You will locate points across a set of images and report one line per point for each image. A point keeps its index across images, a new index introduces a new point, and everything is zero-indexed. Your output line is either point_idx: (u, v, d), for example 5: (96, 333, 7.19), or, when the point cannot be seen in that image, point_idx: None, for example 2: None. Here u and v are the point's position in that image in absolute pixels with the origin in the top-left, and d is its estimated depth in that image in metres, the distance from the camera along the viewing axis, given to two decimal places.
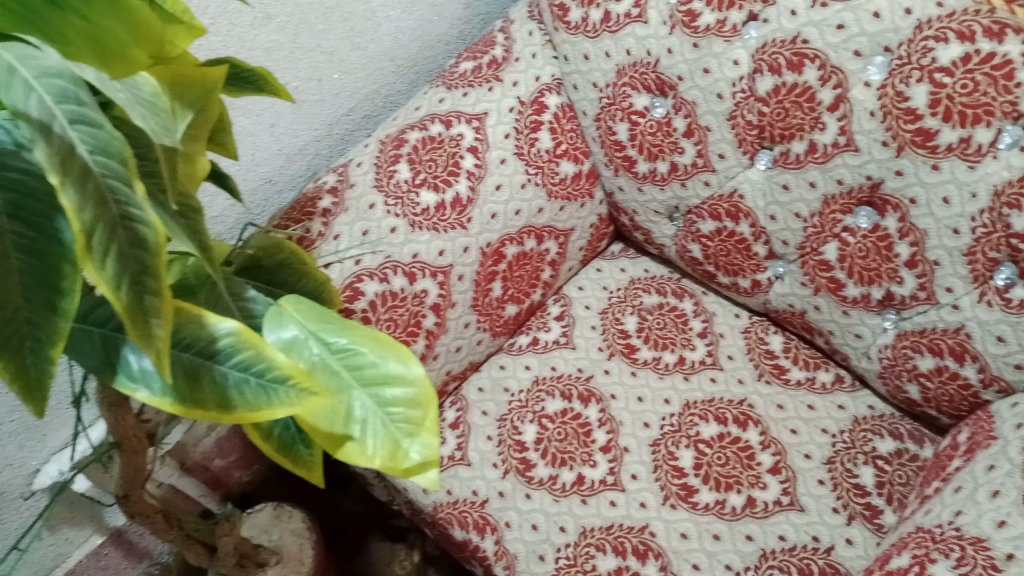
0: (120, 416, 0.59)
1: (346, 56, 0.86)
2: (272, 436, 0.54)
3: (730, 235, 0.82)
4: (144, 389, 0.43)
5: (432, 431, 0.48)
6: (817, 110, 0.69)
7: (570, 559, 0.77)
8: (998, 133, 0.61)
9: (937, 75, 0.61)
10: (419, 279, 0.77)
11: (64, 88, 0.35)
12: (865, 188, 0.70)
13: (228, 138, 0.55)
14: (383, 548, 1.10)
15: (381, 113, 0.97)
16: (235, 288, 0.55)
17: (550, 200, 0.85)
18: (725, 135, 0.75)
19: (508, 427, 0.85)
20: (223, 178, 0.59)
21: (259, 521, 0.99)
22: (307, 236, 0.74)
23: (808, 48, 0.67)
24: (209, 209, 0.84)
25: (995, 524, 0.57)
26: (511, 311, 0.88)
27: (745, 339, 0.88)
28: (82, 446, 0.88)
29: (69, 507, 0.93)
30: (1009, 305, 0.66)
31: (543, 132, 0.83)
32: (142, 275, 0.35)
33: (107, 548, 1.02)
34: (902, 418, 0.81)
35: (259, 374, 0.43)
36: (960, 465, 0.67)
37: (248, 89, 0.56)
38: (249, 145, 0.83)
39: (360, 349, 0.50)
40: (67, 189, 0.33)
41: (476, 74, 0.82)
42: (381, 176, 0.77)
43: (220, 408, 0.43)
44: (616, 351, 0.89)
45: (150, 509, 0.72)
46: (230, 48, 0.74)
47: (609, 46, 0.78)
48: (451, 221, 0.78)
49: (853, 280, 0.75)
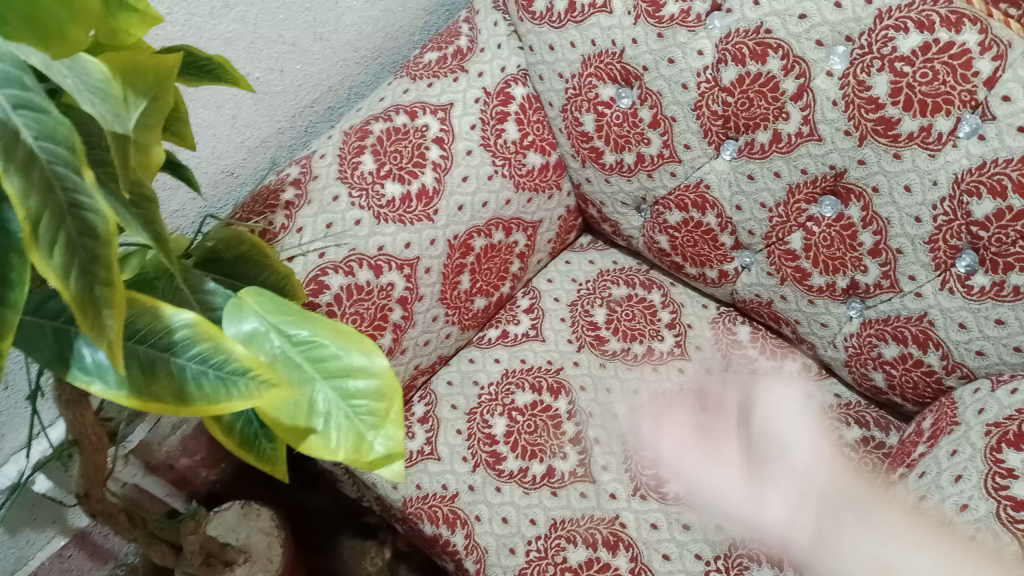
0: (79, 414, 0.57)
1: (309, 47, 0.85)
2: (234, 430, 0.53)
3: (697, 226, 0.82)
4: (99, 382, 0.41)
5: (397, 423, 0.48)
6: (781, 100, 0.69)
7: (540, 552, 0.77)
8: (958, 122, 0.61)
9: (898, 65, 0.62)
10: (386, 272, 0.77)
11: (6, 71, 0.34)
12: (829, 177, 0.71)
13: (185, 128, 0.54)
14: (354, 545, 1.10)
15: (345, 105, 0.96)
16: (193, 280, 0.53)
17: (518, 191, 0.84)
18: (691, 125, 0.75)
19: (478, 420, 0.84)
20: (181, 169, 0.57)
21: (226, 520, 0.97)
22: (270, 229, 0.73)
23: (771, 38, 0.67)
24: (168, 204, 0.83)
25: (958, 507, 0.58)
26: (479, 305, 0.88)
27: (713, 329, 0.89)
28: (41, 446, 0.85)
29: (30, 509, 0.91)
30: (970, 292, 0.66)
31: (510, 123, 0.83)
32: (91, 264, 0.34)
33: (69, 550, 1.00)
34: (868, 405, 0.82)
35: (218, 367, 0.42)
36: (924, 450, 0.67)
37: (206, 78, 0.55)
38: (209, 137, 0.82)
39: (323, 341, 0.49)
40: (11, 175, 0.32)
41: (441, 64, 0.82)
42: (345, 168, 0.76)
43: (178, 402, 0.42)
44: (585, 343, 0.89)
45: (112, 508, 0.70)
46: (189, 39, 0.73)
47: (575, 36, 0.78)
48: (418, 213, 0.78)
49: (818, 269, 0.75)
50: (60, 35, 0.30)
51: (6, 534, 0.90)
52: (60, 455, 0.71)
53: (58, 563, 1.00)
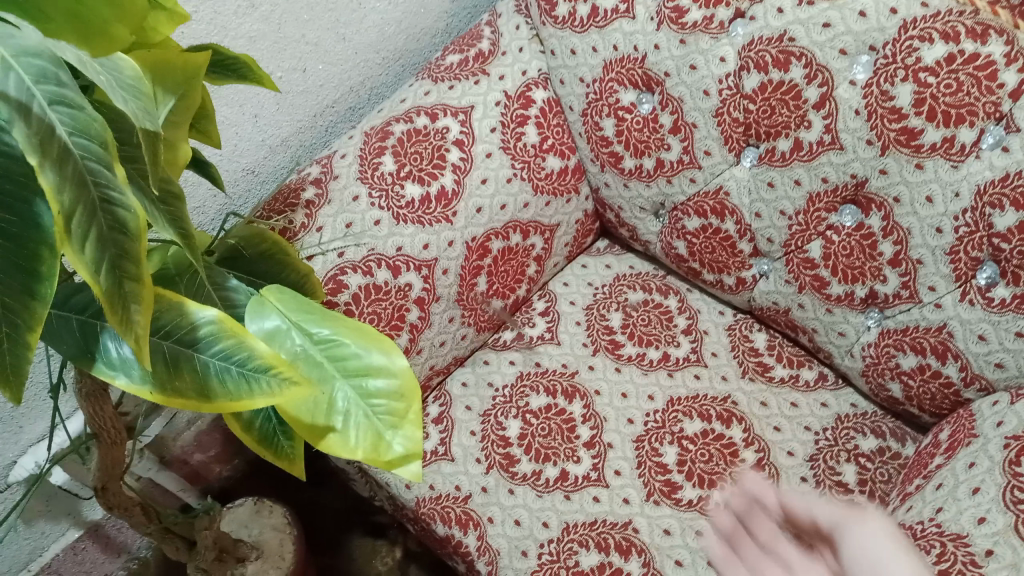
0: (99, 407, 0.58)
1: (331, 48, 0.86)
2: (253, 426, 0.53)
3: (715, 232, 0.82)
4: (123, 377, 0.42)
5: (415, 424, 0.48)
6: (803, 108, 0.69)
7: (552, 555, 0.77)
8: (981, 133, 0.61)
9: (921, 75, 0.62)
10: (404, 272, 0.77)
11: (44, 67, 0.34)
12: (850, 186, 0.70)
13: (210, 125, 0.54)
14: (364, 544, 1.10)
15: (365, 105, 0.97)
16: (216, 277, 0.53)
17: (536, 194, 0.84)
18: (711, 132, 0.75)
19: (492, 422, 0.84)
20: (205, 166, 0.57)
21: (239, 516, 0.98)
22: (290, 227, 0.74)
23: (794, 46, 0.67)
24: (188, 201, 0.83)
25: (975, 520, 0.58)
26: (495, 307, 0.88)
27: (729, 336, 0.88)
28: (59, 439, 0.86)
29: (46, 501, 0.91)
30: (990, 304, 0.66)
31: (530, 126, 0.83)
32: (121, 260, 0.35)
33: (84, 542, 1.01)
34: (884, 416, 0.82)
35: (241, 364, 0.42)
36: (941, 462, 0.67)
37: (231, 77, 0.56)
38: (231, 135, 0.82)
39: (343, 340, 0.50)
40: (46, 169, 0.32)
41: (463, 67, 0.82)
42: (366, 168, 0.77)
43: (201, 397, 0.42)
44: (600, 347, 0.89)
45: (128, 502, 0.71)
46: (214, 37, 0.73)
47: (597, 41, 0.78)
48: (437, 215, 0.78)
49: (837, 278, 0.75)
50: (103, 34, 0.31)
51: (22, 525, 0.91)
52: (78, 448, 0.71)
53: (72, 555, 1.01)
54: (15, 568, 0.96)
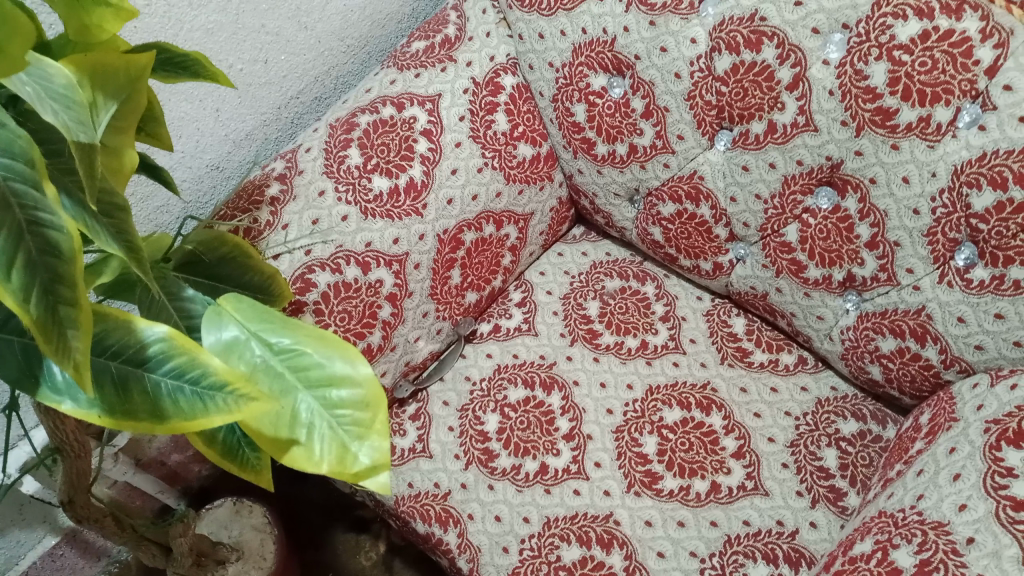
0: (59, 422, 0.56)
1: (293, 37, 0.83)
2: (216, 440, 0.51)
3: (691, 217, 0.80)
4: (69, 401, 0.40)
5: (381, 433, 0.46)
6: (776, 90, 0.67)
7: (534, 550, 0.76)
8: (958, 111, 0.60)
9: (896, 53, 0.60)
10: (374, 269, 0.75)
11: None
12: (826, 168, 0.69)
13: (161, 128, 0.52)
14: (347, 539, 1.09)
15: (332, 95, 0.94)
16: (172, 287, 0.52)
17: (508, 183, 0.83)
18: (684, 115, 0.74)
19: (470, 417, 0.83)
20: (157, 171, 0.54)
21: (218, 517, 0.97)
22: (254, 226, 0.72)
23: (765, 26, 0.65)
24: (150, 201, 0.81)
25: (956, 507, 0.57)
26: (470, 299, 0.86)
27: (707, 322, 0.87)
28: (25, 448, 0.84)
29: (19, 510, 0.90)
30: (969, 286, 0.65)
31: (500, 113, 0.81)
32: (54, 283, 0.33)
33: (62, 549, 1.00)
34: (864, 399, 0.81)
35: (194, 382, 0.41)
36: (921, 447, 0.67)
37: (183, 75, 0.53)
38: (193, 131, 0.80)
39: (304, 350, 0.48)
40: None
41: (429, 53, 0.80)
42: (331, 162, 0.74)
43: (153, 419, 0.40)
44: (578, 336, 0.87)
45: (97, 513, 0.69)
46: (168, 31, 0.71)
47: (565, 24, 0.76)
48: (406, 208, 0.76)
49: (815, 262, 0.74)
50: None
51: None
52: (44, 460, 0.69)
53: (50, 562, 1.00)
54: None
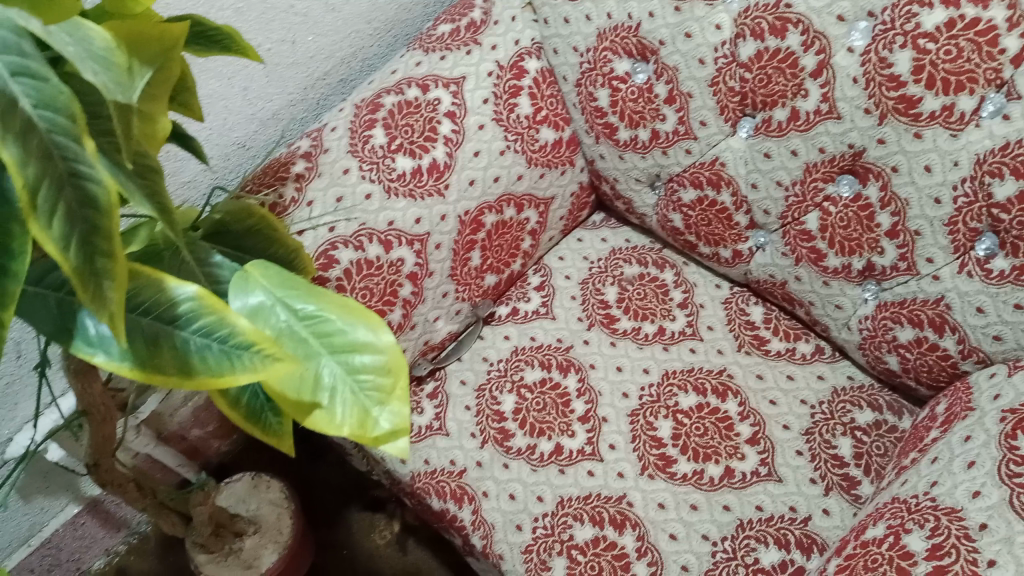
0: (87, 384, 0.57)
1: (321, 18, 0.84)
2: (240, 403, 0.52)
3: (711, 204, 0.81)
4: (101, 354, 0.41)
5: (402, 399, 0.47)
6: (800, 77, 0.67)
7: (547, 528, 0.76)
8: (981, 101, 0.60)
9: (920, 41, 0.60)
10: (396, 247, 0.76)
11: (5, 38, 0.34)
12: (848, 156, 0.69)
13: (192, 99, 0.53)
14: (362, 518, 1.10)
15: (358, 77, 0.95)
16: (199, 253, 0.53)
17: (530, 167, 0.83)
18: (707, 102, 0.74)
19: (486, 397, 0.84)
20: (188, 140, 0.56)
21: (236, 491, 0.98)
22: (280, 202, 0.73)
23: (790, 13, 0.66)
24: (178, 176, 0.83)
25: (970, 494, 0.57)
26: (490, 282, 0.87)
27: (725, 309, 0.88)
28: (51, 416, 0.86)
29: (43, 477, 0.92)
30: (989, 276, 0.65)
31: (523, 97, 0.81)
32: (92, 236, 0.34)
33: (83, 518, 1.02)
34: (881, 389, 0.81)
35: (222, 340, 0.42)
36: (937, 436, 0.67)
37: (215, 48, 0.54)
38: (221, 109, 0.81)
39: (328, 316, 0.49)
40: (7, 142, 0.32)
41: (454, 37, 0.80)
42: (356, 141, 0.75)
43: (182, 375, 0.41)
44: (595, 321, 0.88)
45: (121, 478, 0.71)
46: (199, 8, 0.72)
47: (590, 9, 0.77)
48: (428, 188, 0.77)
49: (834, 250, 0.74)
50: None
51: (20, 501, 0.92)
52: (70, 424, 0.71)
53: (72, 531, 1.02)
54: (15, 543, 0.97)
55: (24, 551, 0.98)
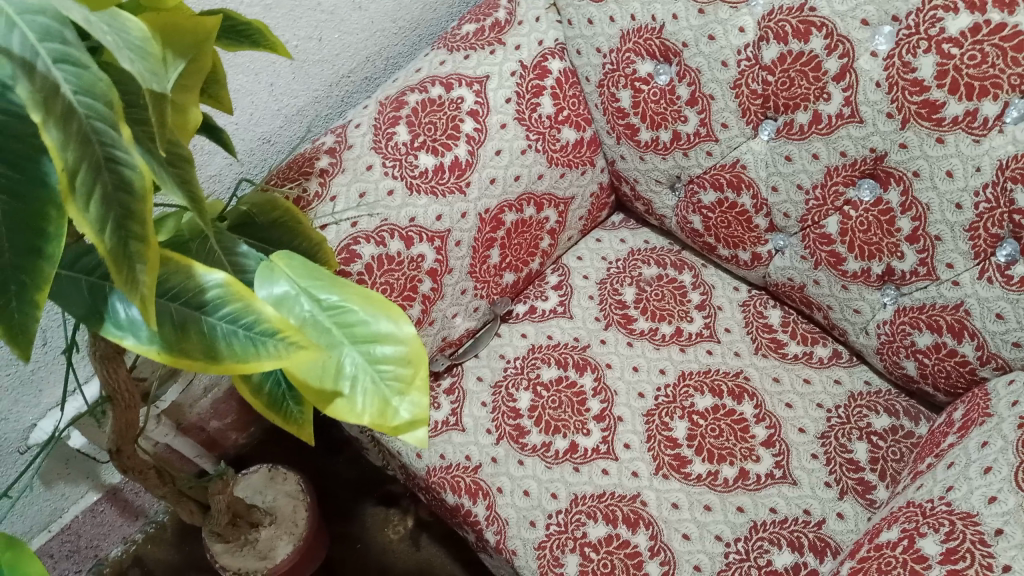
0: (112, 369, 0.58)
1: (347, 16, 0.85)
2: (262, 391, 0.53)
3: (731, 207, 0.81)
4: (131, 337, 0.42)
5: (421, 390, 0.48)
6: (823, 80, 0.68)
7: (561, 525, 0.77)
8: (1005, 107, 0.60)
9: (945, 46, 0.60)
10: (416, 243, 0.77)
11: (47, 25, 0.34)
12: (869, 160, 0.69)
13: (222, 91, 0.54)
14: (376, 513, 1.11)
15: (382, 75, 0.96)
16: (225, 242, 0.54)
17: (551, 166, 0.84)
18: (729, 104, 0.74)
19: (503, 394, 0.85)
20: (217, 132, 0.56)
21: (253, 483, 0.99)
22: (304, 196, 0.74)
23: (814, 16, 0.66)
24: (204, 169, 0.84)
25: (986, 499, 0.57)
26: (508, 280, 0.88)
27: (743, 312, 0.88)
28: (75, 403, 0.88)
29: (64, 463, 0.94)
30: (1009, 282, 0.65)
31: (546, 97, 0.82)
32: (126, 219, 0.35)
33: (102, 505, 1.04)
34: (898, 394, 0.81)
35: (248, 327, 0.42)
36: (954, 441, 0.67)
37: (244, 43, 0.55)
38: (247, 104, 0.82)
39: (350, 307, 0.49)
40: (49, 127, 0.32)
41: (478, 36, 0.81)
42: (380, 137, 0.76)
43: (208, 359, 0.42)
44: (613, 321, 0.88)
45: (142, 464, 0.72)
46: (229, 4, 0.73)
47: (614, 11, 0.77)
48: (450, 185, 0.78)
49: (854, 254, 0.74)
50: None
51: (42, 486, 0.94)
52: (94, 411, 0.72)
53: (91, 517, 1.03)
54: (36, 528, 0.98)
55: (44, 536, 1.00)
